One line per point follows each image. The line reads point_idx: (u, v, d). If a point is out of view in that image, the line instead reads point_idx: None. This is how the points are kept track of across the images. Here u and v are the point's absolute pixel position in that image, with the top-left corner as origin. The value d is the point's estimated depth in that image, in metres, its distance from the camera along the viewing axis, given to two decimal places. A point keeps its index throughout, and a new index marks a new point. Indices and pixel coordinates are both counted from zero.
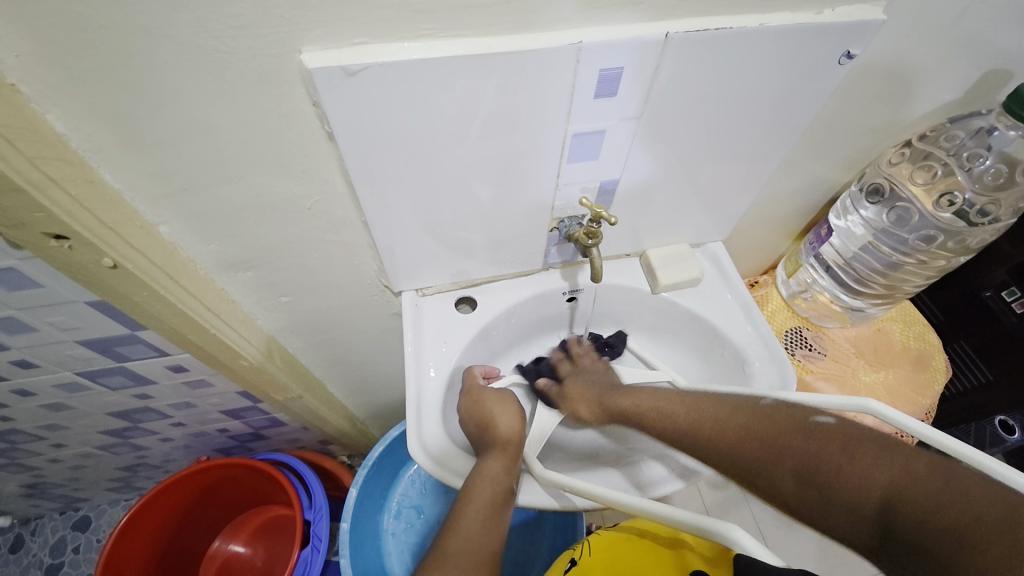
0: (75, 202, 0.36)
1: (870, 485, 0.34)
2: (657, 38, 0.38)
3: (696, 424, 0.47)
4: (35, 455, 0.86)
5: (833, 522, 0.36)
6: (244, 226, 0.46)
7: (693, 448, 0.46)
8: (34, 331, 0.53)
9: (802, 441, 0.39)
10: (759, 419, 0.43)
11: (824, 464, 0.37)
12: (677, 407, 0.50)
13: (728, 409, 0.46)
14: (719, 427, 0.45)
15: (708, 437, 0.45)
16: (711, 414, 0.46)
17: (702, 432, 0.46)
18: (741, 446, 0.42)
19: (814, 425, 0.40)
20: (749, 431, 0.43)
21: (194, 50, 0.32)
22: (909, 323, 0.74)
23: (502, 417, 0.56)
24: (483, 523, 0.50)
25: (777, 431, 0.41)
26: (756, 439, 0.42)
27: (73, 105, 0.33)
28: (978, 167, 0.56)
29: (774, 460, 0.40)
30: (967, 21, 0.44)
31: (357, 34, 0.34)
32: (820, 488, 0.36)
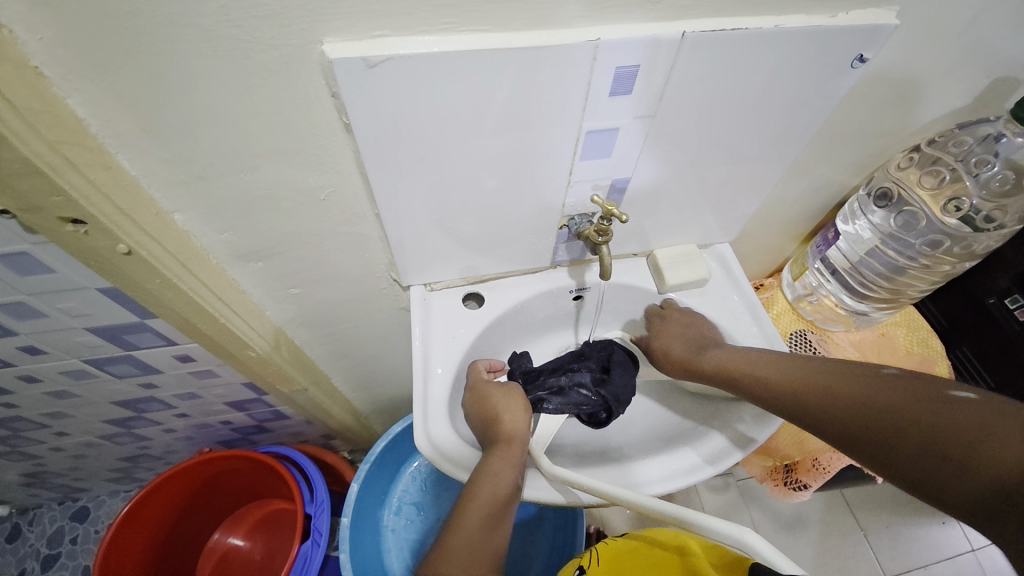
0: (93, 187, 0.36)
1: (1003, 458, 0.33)
2: (673, 38, 0.38)
3: (811, 392, 0.48)
4: (37, 444, 0.86)
5: (932, 485, 0.37)
6: (257, 216, 0.46)
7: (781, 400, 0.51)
8: (44, 317, 0.53)
9: (951, 417, 0.38)
10: (881, 392, 0.43)
11: (957, 430, 0.37)
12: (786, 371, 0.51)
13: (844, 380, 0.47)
14: (832, 393, 0.47)
15: (829, 400, 0.47)
16: (820, 383, 0.48)
17: (816, 398, 0.48)
18: (863, 411, 0.44)
19: (945, 397, 0.39)
20: (865, 397, 0.44)
21: (218, 39, 0.32)
22: (914, 328, 0.74)
23: (508, 414, 0.56)
24: (485, 520, 0.49)
25: (911, 404, 0.41)
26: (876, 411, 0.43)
27: (93, 90, 0.33)
28: (985, 173, 0.57)
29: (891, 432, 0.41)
30: (980, 27, 0.45)
31: (379, 26, 0.34)
32: (965, 465, 0.35)
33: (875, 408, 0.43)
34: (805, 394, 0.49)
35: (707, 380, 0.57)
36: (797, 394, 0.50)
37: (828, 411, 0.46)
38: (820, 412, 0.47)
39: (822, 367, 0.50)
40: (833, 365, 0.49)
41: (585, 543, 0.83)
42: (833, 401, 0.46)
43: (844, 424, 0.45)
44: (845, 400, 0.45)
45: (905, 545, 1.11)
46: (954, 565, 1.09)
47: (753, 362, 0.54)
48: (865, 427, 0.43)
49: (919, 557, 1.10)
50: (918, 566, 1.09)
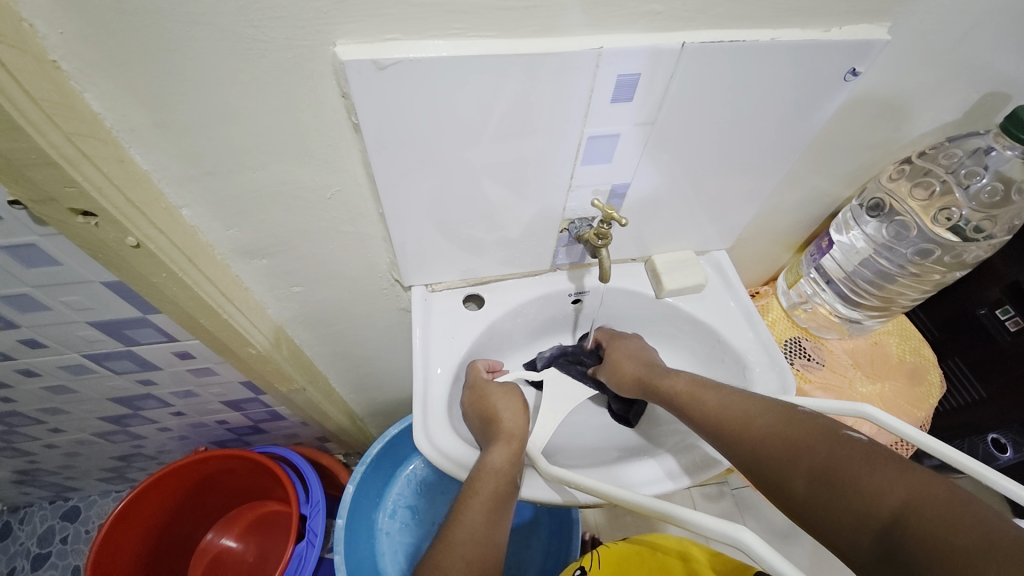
0: (106, 179, 0.37)
1: (888, 503, 0.35)
2: (673, 47, 0.40)
3: (726, 421, 0.49)
4: (31, 440, 0.86)
5: (835, 526, 0.37)
6: (263, 213, 0.47)
7: (705, 426, 0.51)
8: (47, 310, 0.53)
9: (847, 456, 0.39)
10: (790, 427, 0.44)
11: (851, 472, 0.38)
12: (711, 397, 0.52)
13: (759, 412, 0.48)
14: (768, 433, 0.45)
15: (745, 436, 0.47)
16: (739, 413, 0.49)
17: (731, 429, 0.48)
18: (772, 446, 0.44)
19: (841, 436, 0.41)
20: (776, 436, 0.45)
21: (235, 38, 0.33)
22: (906, 337, 0.75)
23: (506, 412, 0.57)
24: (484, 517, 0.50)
25: (819, 443, 0.41)
26: (783, 447, 0.43)
27: (110, 85, 0.34)
28: (974, 185, 0.58)
29: (796, 467, 0.42)
30: (968, 44, 0.46)
31: (390, 30, 0.35)
32: (858, 505, 0.36)
33: (783, 446, 0.43)
34: (725, 426, 0.49)
35: (658, 400, 0.58)
36: (712, 423, 0.50)
37: (744, 445, 0.47)
38: (737, 442, 0.47)
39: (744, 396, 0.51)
40: (752, 395, 0.50)
41: (580, 550, 0.82)
42: (748, 435, 0.47)
43: (757, 459, 0.45)
44: (760, 436, 0.46)
45: None
46: None
47: (687, 387, 0.55)
48: (776, 463, 0.43)
49: None
50: None
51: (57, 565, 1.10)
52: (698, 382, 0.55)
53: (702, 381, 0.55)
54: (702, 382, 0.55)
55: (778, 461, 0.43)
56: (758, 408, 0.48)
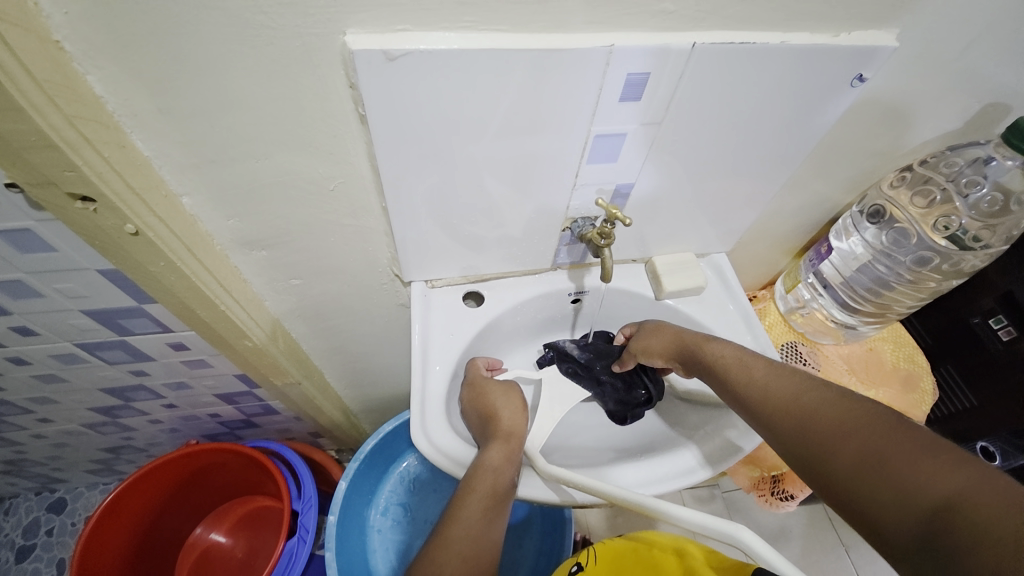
0: (107, 165, 0.36)
1: (940, 490, 0.34)
2: (683, 47, 0.39)
3: (774, 396, 0.49)
4: (19, 430, 0.84)
5: (876, 506, 0.37)
6: (264, 204, 0.46)
7: (750, 398, 0.51)
8: (39, 297, 0.52)
9: (900, 442, 0.38)
10: (842, 409, 0.44)
11: (903, 457, 0.37)
12: (762, 373, 0.52)
13: (810, 393, 0.47)
14: (816, 411, 0.45)
15: (792, 414, 0.47)
16: (787, 391, 0.49)
17: (777, 404, 0.48)
18: (819, 424, 0.44)
19: (895, 422, 0.40)
20: (823, 417, 0.44)
21: (243, 24, 0.32)
22: (901, 344, 0.76)
23: (504, 411, 0.56)
24: (483, 512, 0.49)
25: (870, 427, 0.41)
26: (831, 425, 0.43)
27: (114, 68, 0.34)
28: (974, 194, 0.59)
29: (842, 447, 0.41)
30: (973, 53, 0.47)
31: (400, 21, 0.35)
32: (906, 487, 0.36)
33: (830, 426, 0.43)
34: (773, 404, 0.49)
35: (700, 371, 0.58)
36: (757, 398, 0.50)
37: (788, 423, 0.46)
38: (781, 418, 0.47)
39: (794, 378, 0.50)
40: (804, 377, 0.49)
41: (573, 550, 0.82)
42: (795, 412, 0.46)
43: (799, 436, 0.45)
44: (807, 415, 0.45)
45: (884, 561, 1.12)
46: None
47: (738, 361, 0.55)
48: (820, 441, 0.43)
49: None
50: None
51: (42, 557, 1.08)
52: (745, 358, 0.54)
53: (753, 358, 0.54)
54: (750, 357, 0.54)
55: (821, 441, 0.43)
56: (810, 390, 0.47)
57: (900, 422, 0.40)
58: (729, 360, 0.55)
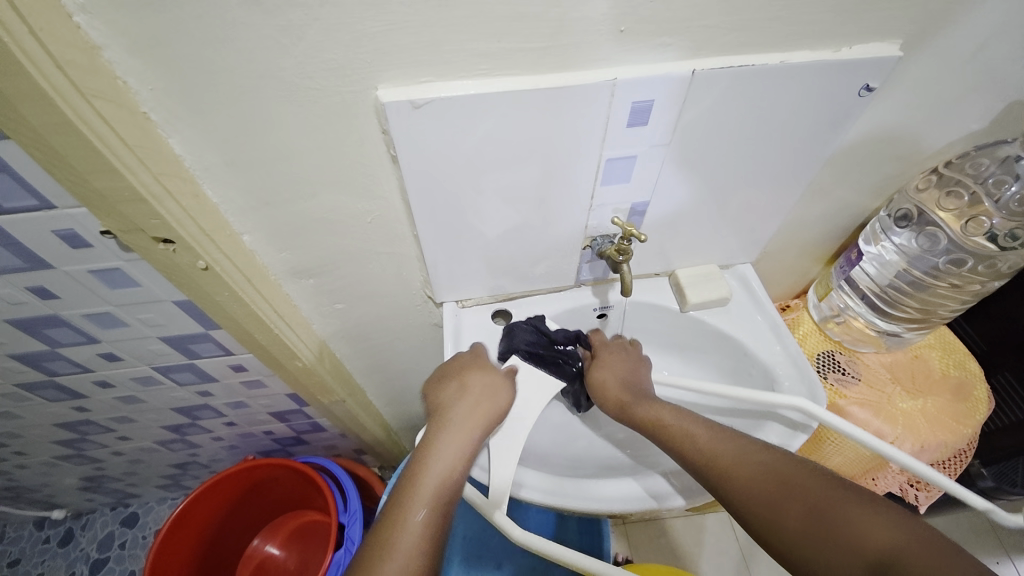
0: (184, 212, 0.43)
1: (876, 544, 0.37)
2: (683, 75, 0.42)
3: (716, 452, 0.48)
4: (101, 447, 0.94)
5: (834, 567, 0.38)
6: (311, 237, 0.52)
7: (692, 455, 0.49)
8: (125, 326, 0.60)
9: (845, 498, 0.40)
10: (782, 465, 0.44)
11: (841, 513, 0.39)
12: (700, 428, 0.51)
13: (749, 450, 0.47)
14: (761, 472, 0.44)
15: (741, 473, 0.45)
16: (732, 445, 0.48)
17: (722, 461, 0.47)
18: (764, 484, 0.44)
19: (831, 478, 0.42)
20: (778, 475, 0.44)
21: (293, 87, 0.38)
22: (949, 351, 0.73)
23: (454, 415, 0.54)
24: (427, 518, 0.46)
25: (814, 485, 0.42)
26: (779, 483, 0.43)
27: (190, 132, 0.40)
28: (1004, 194, 0.57)
29: (793, 507, 0.41)
30: (992, 53, 0.47)
31: (424, 74, 0.39)
32: (848, 540, 0.38)
33: (775, 485, 0.43)
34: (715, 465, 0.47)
35: (638, 428, 0.56)
36: (698, 451, 0.49)
37: (746, 481, 0.45)
38: (733, 480, 0.45)
39: (738, 439, 0.48)
40: (736, 432, 0.49)
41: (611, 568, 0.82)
42: (741, 469, 0.45)
43: (748, 497, 0.44)
44: (757, 472, 0.45)
45: None
46: None
47: (677, 424, 0.52)
48: (769, 506, 0.42)
49: None
50: None
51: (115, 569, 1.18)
52: (680, 413, 0.53)
53: (687, 412, 0.53)
54: (684, 417, 0.53)
55: (781, 494, 0.42)
56: (748, 448, 0.47)
57: (839, 481, 0.42)
58: (666, 417, 0.53)
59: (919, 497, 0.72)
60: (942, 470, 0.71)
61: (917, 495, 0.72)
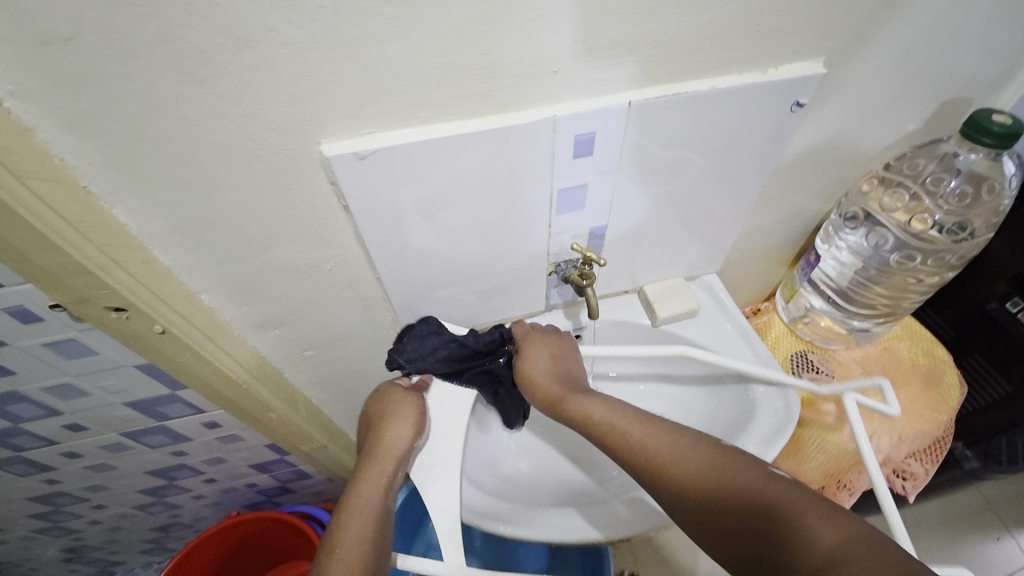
0: (134, 280, 0.43)
1: (822, 545, 0.34)
2: (621, 106, 0.43)
3: (655, 452, 0.45)
4: (75, 518, 0.90)
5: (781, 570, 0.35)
6: (272, 289, 0.52)
7: (631, 456, 0.47)
8: (87, 395, 0.58)
9: (790, 497, 0.38)
10: (727, 464, 0.42)
11: (787, 516, 0.37)
12: (637, 424, 0.48)
13: (692, 448, 0.44)
14: (703, 473, 0.42)
15: (685, 474, 0.43)
16: (673, 444, 0.45)
17: (662, 461, 0.44)
18: (710, 485, 0.41)
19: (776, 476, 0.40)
20: (723, 476, 0.41)
21: (235, 149, 0.38)
22: (916, 340, 0.74)
23: (360, 498, 0.48)
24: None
25: (759, 485, 0.40)
26: (724, 484, 0.41)
27: (135, 200, 0.40)
28: (945, 189, 0.60)
29: (738, 510, 0.39)
30: (911, 61, 0.49)
31: (367, 126, 0.40)
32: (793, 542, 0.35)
33: (720, 488, 0.41)
34: (654, 463, 0.45)
35: (572, 425, 0.52)
36: (637, 452, 0.46)
37: (690, 484, 0.42)
38: (676, 482, 0.43)
39: (677, 435, 0.46)
40: (677, 427, 0.47)
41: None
42: (683, 470, 0.43)
43: (693, 500, 0.42)
44: (702, 474, 0.42)
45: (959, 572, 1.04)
46: None
47: (612, 422, 0.49)
48: (715, 510, 0.40)
49: None
50: None
51: None
52: (617, 409, 0.50)
53: (623, 405, 0.51)
54: (620, 412, 0.50)
55: (727, 497, 0.40)
56: (689, 445, 0.45)
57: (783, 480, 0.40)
58: (602, 415, 0.50)
59: (906, 487, 0.74)
60: (924, 457, 0.72)
61: (904, 485, 0.73)
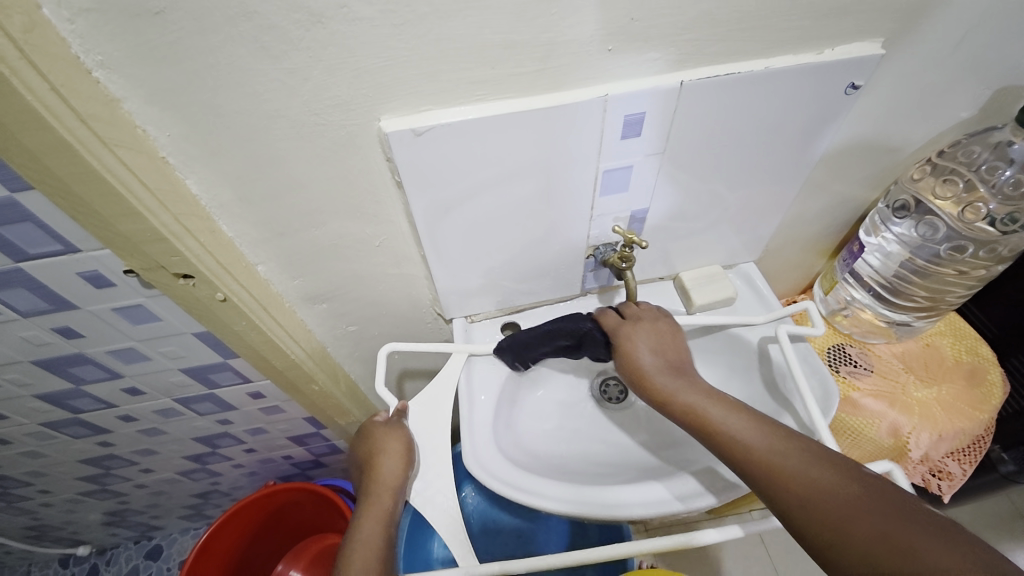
0: (203, 248, 0.45)
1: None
2: (672, 86, 0.44)
3: (764, 454, 0.44)
4: (125, 480, 0.95)
5: None
6: (323, 263, 0.54)
7: (738, 452, 0.46)
8: (146, 360, 0.62)
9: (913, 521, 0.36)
10: (843, 477, 0.40)
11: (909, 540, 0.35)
12: (748, 425, 0.47)
13: (807, 456, 0.43)
14: (817, 483, 0.41)
15: (798, 482, 0.41)
16: (788, 449, 0.44)
17: (773, 465, 0.43)
18: (824, 493, 0.40)
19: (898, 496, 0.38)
20: (839, 489, 0.40)
21: (300, 124, 0.40)
22: (960, 337, 0.72)
23: (362, 537, 0.50)
24: None
25: (878, 504, 0.38)
26: (840, 496, 0.39)
27: (206, 172, 0.42)
28: (999, 179, 0.58)
29: (849, 524, 0.37)
30: (975, 43, 0.47)
31: (424, 103, 0.41)
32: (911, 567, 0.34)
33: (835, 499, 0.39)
34: (775, 477, 0.43)
35: (675, 416, 0.52)
36: (747, 451, 0.45)
37: (801, 490, 0.41)
38: (785, 487, 0.42)
39: (794, 445, 0.44)
40: (793, 435, 0.45)
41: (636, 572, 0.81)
42: (794, 477, 0.42)
43: (801, 508, 0.40)
44: (817, 483, 0.41)
45: None
46: None
47: (722, 418, 0.48)
48: (822, 520, 0.39)
49: None
50: None
51: None
52: (727, 407, 0.49)
53: (740, 409, 0.49)
54: (729, 409, 0.49)
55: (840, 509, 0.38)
56: (804, 454, 0.43)
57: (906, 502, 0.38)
58: (712, 409, 0.49)
59: (942, 487, 0.72)
60: (962, 456, 0.70)
61: (940, 485, 0.71)
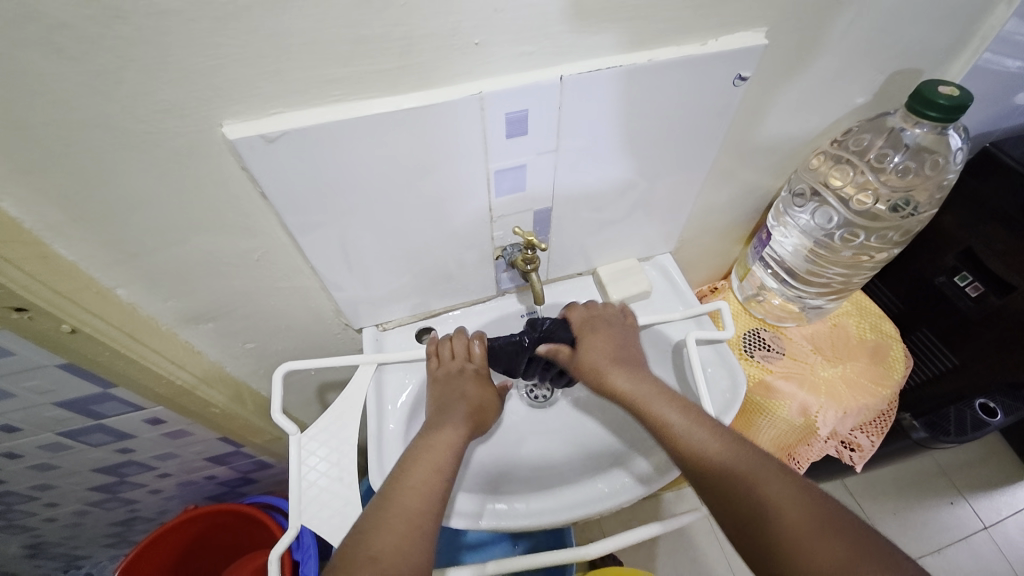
0: (30, 277, 0.39)
1: None
2: (552, 81, 0.41)
3: (725, 469, 0.44)
4: (29, 517, 0.87)
5: None
6: (198, 281, 0.49)
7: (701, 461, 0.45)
8: (11, 396, 0.55)
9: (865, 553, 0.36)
10: (800, 502, 0.40)
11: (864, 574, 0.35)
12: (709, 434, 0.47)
13: (766, 476, 0.42)
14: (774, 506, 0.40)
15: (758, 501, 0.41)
16: (747, 466, 0.43)
17: (733, 481, 0.43)
18: (783, 516, 0.40)
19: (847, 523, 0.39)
20: (796, 514, 0.39)
21: (126, 134, 0.35)
22: (865, 315, 0.75)
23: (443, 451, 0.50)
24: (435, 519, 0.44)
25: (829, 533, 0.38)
26: (796, 520, 0.39)
27: (21, 193, 0.36)
28: (889, 164, 0.59)
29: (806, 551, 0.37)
30: (859, 31, 0.47)
31: (273, 105, 0.37)
32: None
33: (792, 526, 0.39)
34: (736, 493, 0.42)
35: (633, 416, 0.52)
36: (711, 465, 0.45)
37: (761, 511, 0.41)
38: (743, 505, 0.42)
39: (753, 460, 0.44)
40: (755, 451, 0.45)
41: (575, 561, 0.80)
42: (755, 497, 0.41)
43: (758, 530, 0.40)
44: (775, 506, 0.40)
45: (911, 529, 1.11)
46: (965, 545, 1.09)
47: (681, 423, 0.48)
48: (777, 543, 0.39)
49: (928, 541, 1.09)
50: (928, 551, 1.08)
51: None
52: (689, 414, 0.49)
53: (700, 416, 0.49)
54: (688, 412, 0.49)
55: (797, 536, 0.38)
56: (764, 474, 0.43)
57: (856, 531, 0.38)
58: (669, 413, 0.49)
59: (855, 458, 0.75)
60: (870, 428, 0.74)
61: (852, 456, 0.75)
